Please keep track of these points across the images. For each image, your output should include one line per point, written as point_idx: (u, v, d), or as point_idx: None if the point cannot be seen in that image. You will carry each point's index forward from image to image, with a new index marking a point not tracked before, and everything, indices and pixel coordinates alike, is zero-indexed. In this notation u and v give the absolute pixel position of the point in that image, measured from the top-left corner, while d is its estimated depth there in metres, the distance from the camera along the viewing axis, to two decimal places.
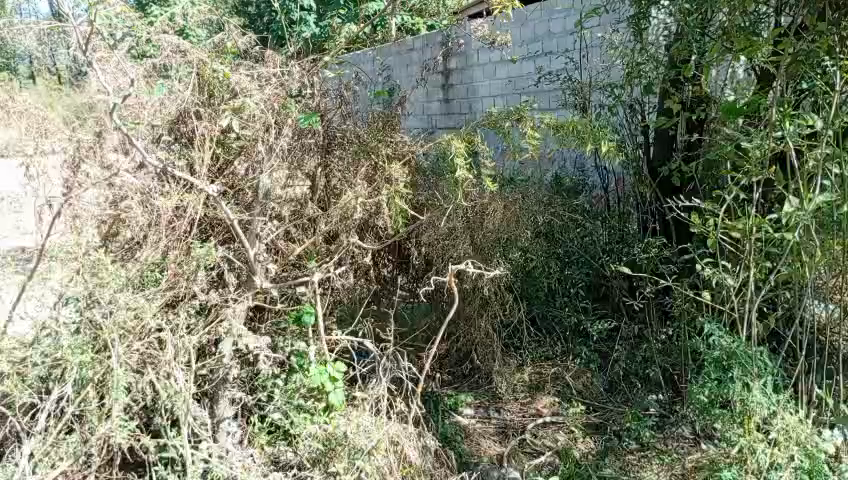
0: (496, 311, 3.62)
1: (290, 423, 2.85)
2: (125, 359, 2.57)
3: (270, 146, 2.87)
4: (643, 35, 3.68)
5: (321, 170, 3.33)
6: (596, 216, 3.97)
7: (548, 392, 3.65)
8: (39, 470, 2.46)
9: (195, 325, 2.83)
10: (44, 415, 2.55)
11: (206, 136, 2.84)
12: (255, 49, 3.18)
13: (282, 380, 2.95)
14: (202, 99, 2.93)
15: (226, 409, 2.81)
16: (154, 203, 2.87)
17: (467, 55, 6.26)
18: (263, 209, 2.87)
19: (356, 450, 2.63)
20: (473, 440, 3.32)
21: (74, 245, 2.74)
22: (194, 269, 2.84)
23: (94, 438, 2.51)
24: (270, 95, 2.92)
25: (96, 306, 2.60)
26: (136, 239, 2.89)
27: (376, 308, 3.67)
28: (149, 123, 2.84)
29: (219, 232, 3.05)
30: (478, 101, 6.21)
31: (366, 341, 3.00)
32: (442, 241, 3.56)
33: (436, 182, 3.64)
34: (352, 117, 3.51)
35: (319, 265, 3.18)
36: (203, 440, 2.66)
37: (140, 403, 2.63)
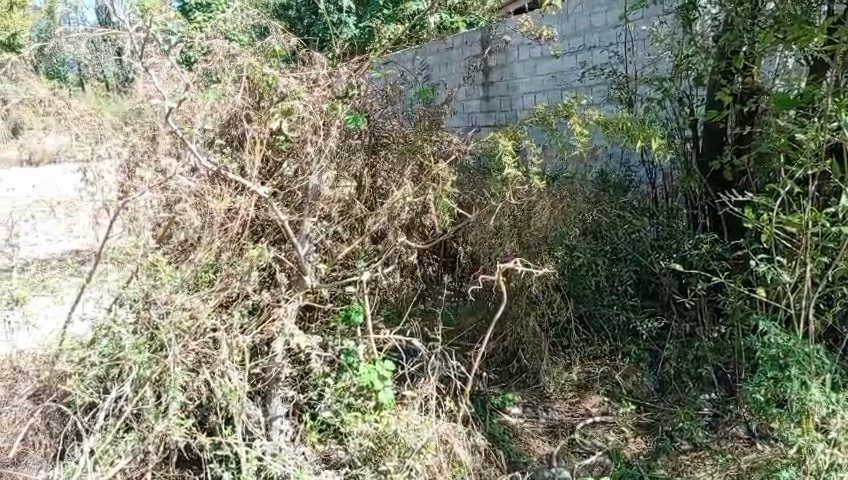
0: (545, 310, 3.62)
1: (340, 422, 2.85)
2: (182, 359, 2.64)
3: (319, 148, 2.91)
4: (693, 26, 3.62)
5: (367, 170, 3.35)
6: (643, 212, 3.86)
7: (597, 391, 3.61)
8: (99, 467, 2.52)
9: (249, 325, 2.89)
10: (103, 413, 2.62)
11: (256, 139, 2.89)
12: (302, 53, 3.24)
13: (332, 378, 2.96)
14: (253, 102, 2.96)
15: (279, 407, 2.84)
16: (208, 207, 2.95)
17: (507, 53, 6.22)
18: (312, 210, 2.91)
19: (407, 448, 2.71)
20: (522, 440, 3.31)
21: (132, 247, 2.83)
22: (247, 270, 2.89)
23: (151, 436, 2.57)
24: (317, 97, 2.95)
25: (150, 306, 2.73)
26: (189, 240, 2.95)
27: (424, 308, 3.63)
28: (201, 126, 2.89)
29: (270, 234, 3.08)
30: (518, 98, 6.18)
31: (415, 340, 3.01)
32: (488, 239, 3.60)
33: (480, 181, 3.67)
34: (397, 118, 3.57)
35: (367, 264, 3.20)
36: (256, 438, 2.70)
37: (196, 402, 2.68)
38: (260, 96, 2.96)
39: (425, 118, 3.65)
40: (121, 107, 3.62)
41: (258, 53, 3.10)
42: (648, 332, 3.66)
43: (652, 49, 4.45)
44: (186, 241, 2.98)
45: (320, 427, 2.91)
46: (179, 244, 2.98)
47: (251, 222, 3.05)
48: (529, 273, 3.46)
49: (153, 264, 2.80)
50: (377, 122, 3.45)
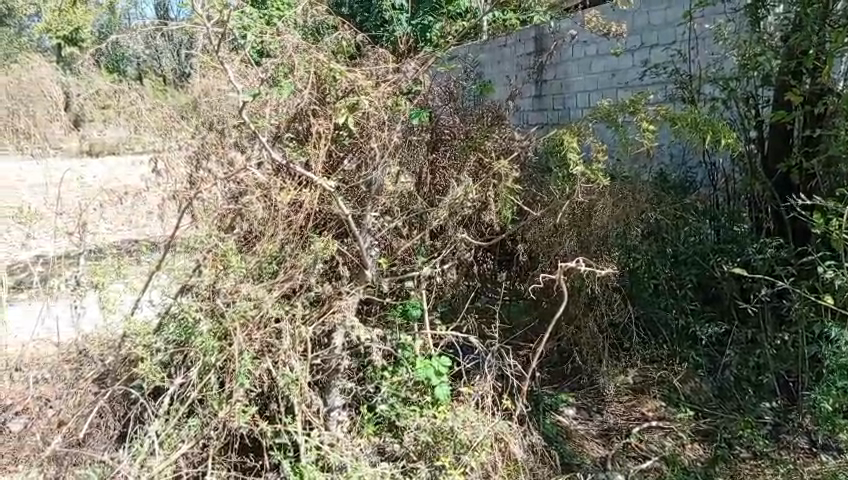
0: (605, 311, 3.55)
1: (397, 415, 2.89)
2: (247, 347, 2.71)
3: (383, 143, 2.94)
4: (761, 25, 3.48)
5: (428, 166, 3.35)
6: (706, 213, 3.71)
7: (654, 396, 3.56)
8: (164, 450, 2.61)
9: (310, 316, 2.92)
10: (168, 397, 2.70)
11: (320, 133, 2.90)
12: (369, 49, 3.25)
13: (389, 371, 2.98)
14: (319, 96, 2.94)
15: (337, 398, 2.89)
16: (273, 198, 2.98)
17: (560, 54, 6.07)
18: (375, 204, 2.99)
19: (464, 445, 2.72)
20: (575, 442, 3.28)
21: (202, 236, 2.92)
22: (312, 262, 2.93)
23: (215, 421, 2.65)
24: (383, 93, 2.97)
25: (216, 297, 2.81)
26: (253, 232, 3.01)
27: (481, 305, 3.59)
28: (271, 121, 2.96)
29: (333, 227, 3.09)
30: (572, 96, 6.09)
31: (473, 338, 3.01)
32: (547, 238, 3.56)
33: (541, 179, 3.60)
34: (459, 114, 3.62)
35: (427, 261, 3.22)
36: (315, 427, 2.75)
37: (259, 390, 2.75)
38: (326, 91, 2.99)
39: (486, 113, 3.72)
40: (188, 101, 3.71)
41: (325, 47, 3.11)
42: (709, 338, 3.51)
43: (716, 48, 4.37)
44: (251, 232, 3.02)
45: (376, 420, 2.92)
46: (244, 233, 3.03)
47: (316, 214, 3.06)
48: (591, 272, 3.37)
49: (221, 254, 2.86)
50: (442, 116, 3.52)
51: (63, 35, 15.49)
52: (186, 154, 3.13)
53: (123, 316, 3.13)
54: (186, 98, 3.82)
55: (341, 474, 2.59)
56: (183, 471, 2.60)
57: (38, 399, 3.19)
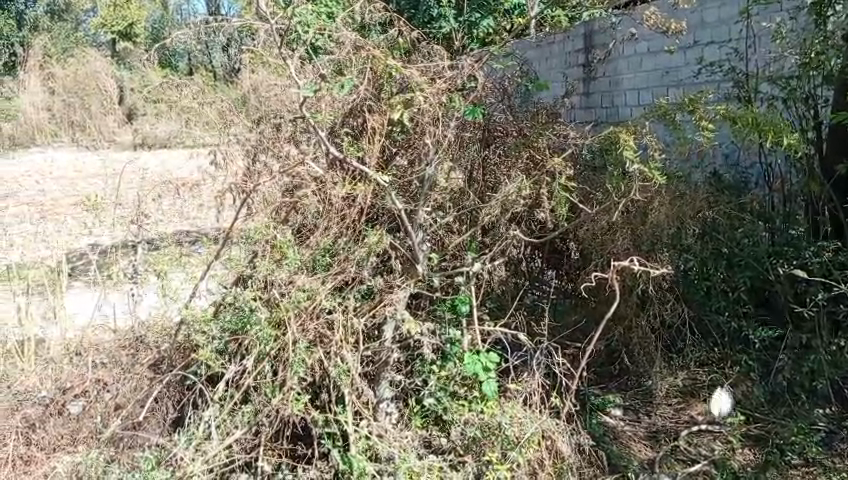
0: (658, 310, 3.50)
1: (444, 409, 2.93)
2: (301, 338, 2.77)
3: (437, 139, 2.94)
4: (825, 23, 3.38)
5: (479, 162, 3.35)
6: (760, 215, 3.67)
7: (703, 399, 3.56)
8: (219, 435, 2.70)
9: (361, 308, 2.96)
10: (224, 384, 2.80)
11: (375, 128, 2.97)
12: (424, 44, 3.26)
13: (438, 365, 3.00)
14: (376, 94, 3.00)
15: (386, 391, 2.93)
16: (327, 191, 3.03)
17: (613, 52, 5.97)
18: (427, 199, 3.00)
19: (510, 441, 2.75)
20: (623, 442, 3.29)
21: (261, 229, 3.02)
22: (365, 256, 2.97)
23: (267, 409, 2.72)
24: (439, 89, 2.96)
25: (271, 288, 2.90)
26: (308, 225, 3.09)
27: (530, 303, 3.57)
28: (328, 114, 3.01)
29: (385, 222, 3.09)
30: (622, 94, 6.02)
31: (522, 335, 3.00)
32: (600, 235, 3.48)
33: (592, 177, 3.56)
34: (513, 110, 3.60)
35: (478, 257, 3.17)
36: (364, 418, 2.79)
37: (310, 379, 2.81)
38: (381, 86, 2.98)
39: (541, 112, 3.65)
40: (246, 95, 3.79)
41: (380, 42, 3.13)
42: (761, 342, 3.47)
43: (775, 47, 4.28)
44: (304, 226, 3.11)
45: (423, 412, 2.96)
46: (298, 227, 3.11)
47: (368, 208, 3.08)
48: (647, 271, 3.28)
49: (278, 245, 2.97)
50: (495, 114, 3.51)
51: (118, 30, 16.01)
52: (245, 148, 3.22)
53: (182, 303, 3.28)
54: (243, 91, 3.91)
55: (390, 465, 2.64)
56: (236, 455, 2.69)
57: (95, 382, 3.27)
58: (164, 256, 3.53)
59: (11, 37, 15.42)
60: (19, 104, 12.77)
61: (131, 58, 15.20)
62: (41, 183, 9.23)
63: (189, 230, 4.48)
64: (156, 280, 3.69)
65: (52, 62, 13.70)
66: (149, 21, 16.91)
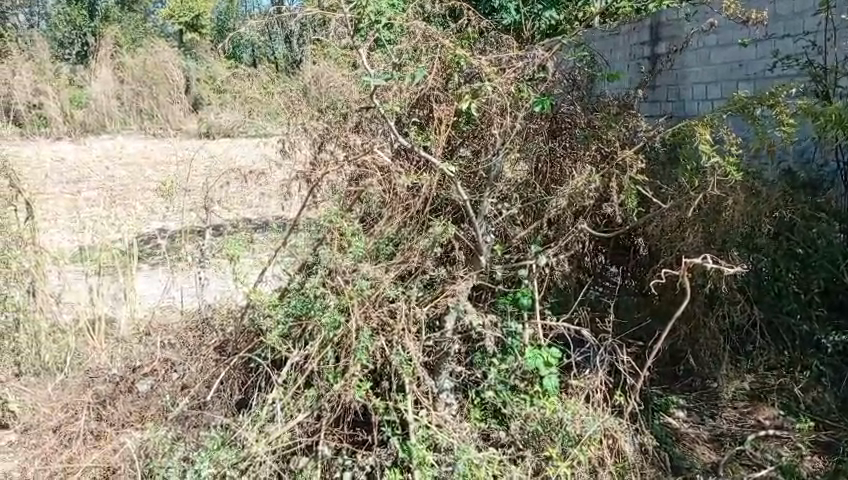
0: (729, 310, 3.39)
1: (504, 403, 2.88)
2: (365, 324, 2.81)
3: (504, 130, 2.90)
4: None
5: (546, 155, 3.27)
6: (836, 216, 3.58)
7: (772, 404, 3.40)
8: (283, 417, 2.77)
9: (423, 299, 2.96)
10: (289, 367, 2.88)
11: (441, 118, 2.94)
12: (493, 34, 3.24)
13: (498, 358, 2.95)
14: (443, 84, 2.97)
15: (446, 381, 2.89)
16: (393, 180, 3.05)
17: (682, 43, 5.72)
18: (493, 190, 2.96)
19: (572, 438, 2.73)
20: (685, 444, 3.21)
21: (330, 219, 3.12)
22: (429, 246, 2.98)
23: (329, 395, 2.77)
24: (509, 79, 2.91)
25: (336, 275, 2.95)
26: (373, 214, 3.14)
27: (593, 298, 3.49)
28: (394, 104, 2.99)
29: (449, 212, 3.11)
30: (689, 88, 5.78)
31: (586, 331, 2.94)
32: (671, 232, 3.37)
33: (663, 172, 3.47)
34: (582, 102, 3.52)
35: (544, 250, 3.10)
36: (424, 408, 2.80)
37: (372, 367, 2.83)
38: (449, 76, 2.97)
39: (611, 104, 3.60)
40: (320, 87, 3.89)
41: (449, 32, 3.12)
42: (834, 346, 3.33)
43: None
44: (368, 215, 3.16)
45: (482, 405, 2.92)
46: (362, 216, 3.16)
47: (433, 199, 3.10)
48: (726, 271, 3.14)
49: (344, 234, 3.04)
50: (563, 105, 3.37)
51: (184, 20, 16.46)
52: (314, 137, 3.31)
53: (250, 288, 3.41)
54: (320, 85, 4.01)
55: (450, 455, 2.65)
56: (298, 439, 2.77)
57: (163, 362, 3.34)
58: (235, 242, 3.65)
59: (85, 26, 15.95)
60: (91, 92, 13.22)
61: (199, 48, 15.60)
62: (110, 169, 9.57)
63: (258, 217, 4.62)
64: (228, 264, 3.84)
65: (122, 52, 14.14)
66: (216, 12, 17.36)
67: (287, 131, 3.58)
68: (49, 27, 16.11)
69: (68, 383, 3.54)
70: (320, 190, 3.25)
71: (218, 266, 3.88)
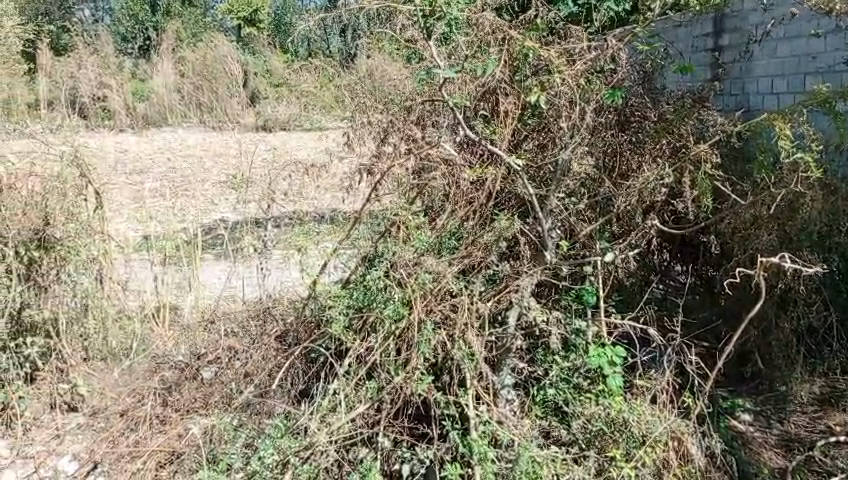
0: (802, 312, 3.32)
1: (566, 402, 2.83)
2: (429, 316, 2.82)
3: (572, 123, 2.84)
4: None
5: (613, 149, 3.19)
6: None
7: (843, 410, 3.21)
8: (344, 408, 2.79)
9: (486, 293, 2.93)
10: (351, 358, 2.90)
11: (508, 111, 2.95)
12: (562, 25, 3.17)
13: (560, 356, 2.91)
14: (508, 76, 2.93)
15: (507, 377, 2.87)
16: (457, 174, 3.06)
17: (741, 30, 4.66)
18: (560, 185, 2.91)
19: (637, 439, 2.68)
20: (752, 450, 3.06)
21: (395, 212, 3.14)
22: (494, 240, 2.98)
23: (389, 387, 2.77)
24: (579, 71, 2.85)
25: (399, 268, 2.95)
26: (435, 207, 3.16)
27: (658, 296, 3.43)
28: (460, 96, 2.97)
29: (513, 206, 3.10)
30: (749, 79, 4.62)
31: (652, 329, 2.87)
32: (743, 230, 3.26)
33: (735, 167, 3.39)
34: (651, 94, 3.46)
35: (611, 246, 3.05)
36: (485, 403, 2.77)
37: (433, 361, 2.81)
38: (515, 68, 2.93)
39: (683, 99, 3.53)
40: (389, 82, 3.93)
41: (517, 25, 3.10)
42: None
43: None
44: (430, 208, 3.19)
45: (544, 402, 2.88)
46: (425, 208, 3.17)
47: (497, 193, 3.09)
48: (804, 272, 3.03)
49: (407, 226, 3.06)
50: (633, 96, 3.32)
51: (243, 15, 16.98)
52: (379, 129, 3.34)
53: (314, 278, 3.46)
54: (386, 79, 4.05)
55: (510, 452, 2.62)
56: (358, 430, 2.77)
57: (227, 350, 3.42)
58: (301, 234, 3.72)
59: (147, 21, 16.19)
60: (152, 85, 13.50)
61: (257, 43, 15.89)
62: (173, 161, 9.81)
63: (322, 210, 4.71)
64: (293, 256, 3.92)
65: (184, 47, 14.48)
66: (275, 8, 17.66)
67: (352, 124, 3.61)
68: (112, 21, 16.48)
69: (136, 367, 3.64)
70: (382, 183, 3.24)
71: (290, 258, 3.92)
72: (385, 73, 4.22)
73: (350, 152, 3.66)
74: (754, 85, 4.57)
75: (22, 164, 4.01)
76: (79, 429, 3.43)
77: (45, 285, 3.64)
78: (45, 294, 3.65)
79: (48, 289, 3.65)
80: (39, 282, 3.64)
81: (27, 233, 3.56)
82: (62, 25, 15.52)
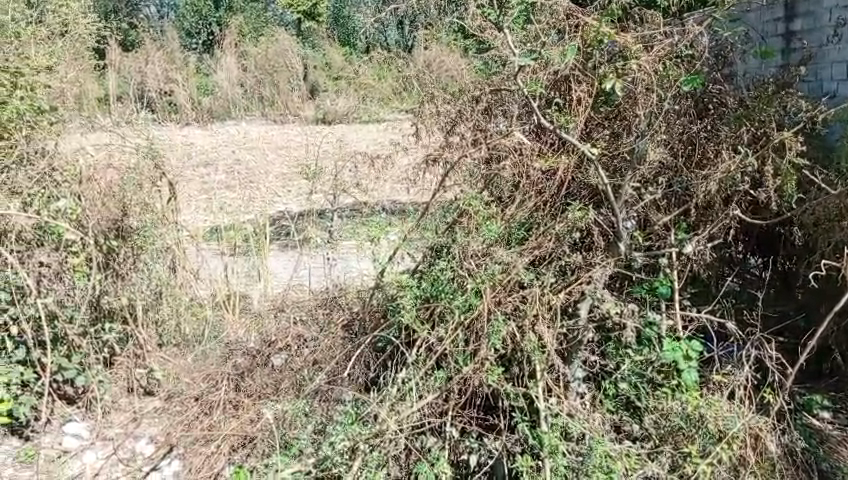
0: None
1: (639, 396, 2.80)
2: (503, 306, 2.82)
3: (649, 110, 2.78)
4: None
5: (690, 138, 3.09)
6: None
7: None
8: (412, 397, 2.80)
9: (558, 285, 2.89)
10: (419, 348, 2.91)
11: (581, 99, 2.96)
12: (637, 10, 3.10)
13: (633, 349, 2.86)
14: (582, 63, 2.94)
15: (578, 370, 2.82)
16: (527, 164, 3.05)
17: (816, 14, 4.23)
18: (634, 174, 2.83)
19: (713, 435, 2.57)
20: (834, 448, 2.95)
21: (463, 199, 3.12)
22: (566, 230, 2.94)
23: (458, 377, 2.76)
24: (657, 56, 2.78)
25: (468, 259, 2.95)
26: (503, 197, 3.14)
27: (736, 289, 3.34)
28: (532, 84, 2.94)
29: (585, 196, 3.06)
30: (824, 63, 4.18)
31: (730, 323, 2.77)
32: (828, 222, 3.02)
33: (818, 156, 3.27)
34: (730, 80, 3.35)
35: (689, 238, 2.99)
36: (555, 396, 2.74)
37: (503, 352, 2.79)
38: (588, 54, 2.92)
39: (763, 85, 3.41)
40: (457, 73, 3.94)
41: (592, 11, 3.05)
42: None
43: None
44: (499, 199, 3.16)
45: (616, 396, 2.84)
46: (494, 198, 3.15)
47: (568, 183, 3.08)
48: None
49: (475, 215, 3.04)
50: (712, 84, 3.22)
51: (304, 10, 17.13)
52: (447, 119, 3.33)
53: (385, 270, 3.47)
54: (454, 70, 4.06)
55: (581, 445, 2.58)
56: (426, 419, 2.77)
57: (296, 337, 3.56)
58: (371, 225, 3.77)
59: (211, 17, 16.59)
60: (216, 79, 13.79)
61: (317, 37, 16.15)
62: (237, 154, 10.03)
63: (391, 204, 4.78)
64: (361, 247, 3.97)
65: (246, 41, 14.78)
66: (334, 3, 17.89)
67: (419, 115, 3.62)
68: (176, 17, 16.85)
69: (209, 354, 3.74)
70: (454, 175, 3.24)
71: (362, 250, 3.96)
72: (453, 64, 4.24)
73: (417, 143, 3.68)
74: (829, 71, 4.13)
75: (101, 156, 4.13)
76: (156, 413, 3.54)
77: (122, 272, 3.66)
78: (123, 282, 3.66)
79: (126, 278, 3.67)
80: (117, 270, 3.66)
81: (106, 224, 3.58)
82: (130, 22, 16.03)
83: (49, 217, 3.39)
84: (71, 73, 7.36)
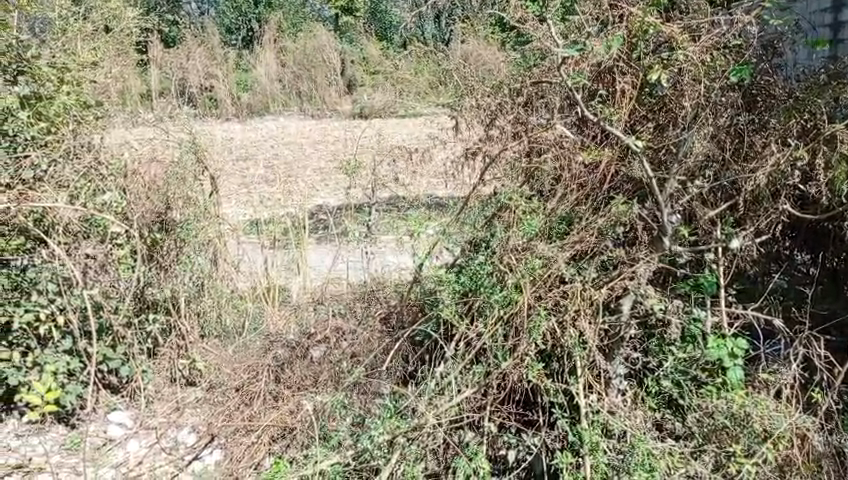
0: None
1: (681, 394, 2.74)
2: (543, 301, 2.77)
3: (697, 101, 2.76)
4: None
5: (737, 130, 3.03)
6: None
7: None
8: (451, 391, 2.79)
9: (599, 280, 2.85)
10: (458, 343, 2.89)
11: (625, 90, 2.93)
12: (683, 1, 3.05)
13: (676, 347, 2.82)
14: (627, 55, 2.93)
15: (620, 367, 2.79)
16: (569, 157, 3.02)
17: None
18: (680, 168, 2.79)
19: (759, 435, 2.50)
20: None
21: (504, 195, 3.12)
22: (609, 225, 2.90)
23: (497, 372, 2.74)
24: (705, 47, 2.75)
25: (509, 253, 2.92)
26: (545, 190, 3.13)
27: (784, 285, 3.23)
28: (576, 76, 2.91)
29: (629, 190, 3.00)
30: None
31: (776, 320, 2.73)
32: None
33: None
34: (780, 71, 3.25)
35: (736, 232, 2.91)
36: (595, 392, 2.70)
37: (543, 348, 2.77)
38: (633, 46, 2.90)
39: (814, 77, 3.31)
40: (497, 66, 3.91)
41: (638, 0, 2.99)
42: None
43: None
44: (540, 193, 3.15)
45: (658, 394, 2.80)
46: (535, 192, 3.14)
47: (611, 176, 3.03)
48: None
49: (515, 210, 3.01)
50: (761, 76, 3.13)
51: (342, 5, 17.21)
52: (487, 113, 3.31)
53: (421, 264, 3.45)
54: (494, 63, 4.04)
55: (622, 442, 2.54)
56: (464, 414, 2.75)
57: (335, 330, 3.57)
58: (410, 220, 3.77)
59: (250, 13, 16.75)
60: (255, 75, 13.93)
61: (354, 32, 16.20)
62: (275, 148, 10.13)
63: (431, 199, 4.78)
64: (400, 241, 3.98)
65: (285, 37, 14.90)
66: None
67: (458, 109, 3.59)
68: (216, 13, 17.07)
69: (250, 346, 3.77)
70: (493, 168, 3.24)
71: (401, 243, 3.96)
72: (493, 58, 4.21)
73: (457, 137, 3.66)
74: None
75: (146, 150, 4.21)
76: (198, 403, 3.60)
77: (166, 265, 3.73)
78: (166, 274, 3.74)
79: (170, 270, 3.74)
80: (160, 262, 3.73)
81: (151, 216, 3.68)
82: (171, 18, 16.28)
83: (95, 210, 3.44)
84: (115, 68, 7.50)
